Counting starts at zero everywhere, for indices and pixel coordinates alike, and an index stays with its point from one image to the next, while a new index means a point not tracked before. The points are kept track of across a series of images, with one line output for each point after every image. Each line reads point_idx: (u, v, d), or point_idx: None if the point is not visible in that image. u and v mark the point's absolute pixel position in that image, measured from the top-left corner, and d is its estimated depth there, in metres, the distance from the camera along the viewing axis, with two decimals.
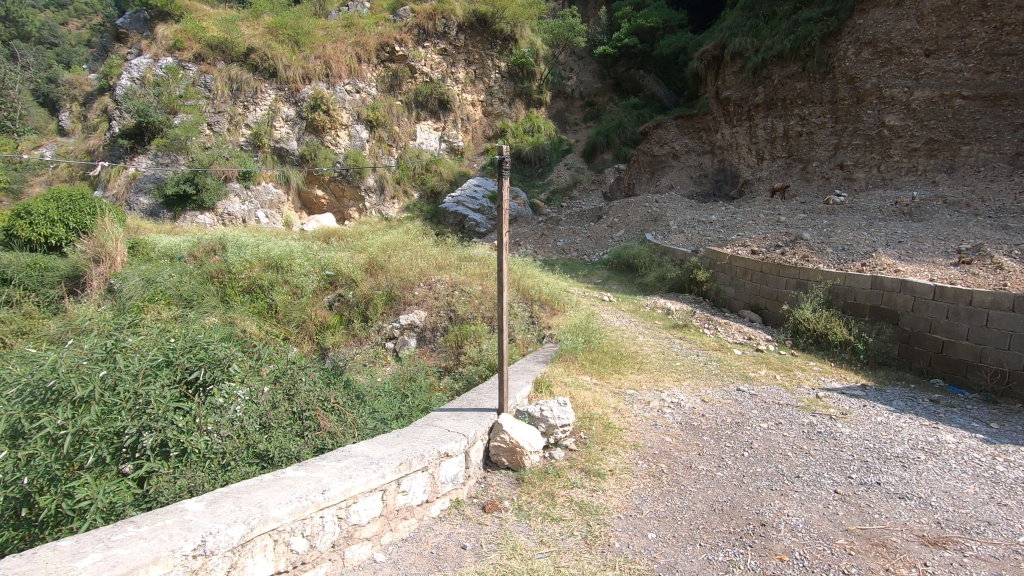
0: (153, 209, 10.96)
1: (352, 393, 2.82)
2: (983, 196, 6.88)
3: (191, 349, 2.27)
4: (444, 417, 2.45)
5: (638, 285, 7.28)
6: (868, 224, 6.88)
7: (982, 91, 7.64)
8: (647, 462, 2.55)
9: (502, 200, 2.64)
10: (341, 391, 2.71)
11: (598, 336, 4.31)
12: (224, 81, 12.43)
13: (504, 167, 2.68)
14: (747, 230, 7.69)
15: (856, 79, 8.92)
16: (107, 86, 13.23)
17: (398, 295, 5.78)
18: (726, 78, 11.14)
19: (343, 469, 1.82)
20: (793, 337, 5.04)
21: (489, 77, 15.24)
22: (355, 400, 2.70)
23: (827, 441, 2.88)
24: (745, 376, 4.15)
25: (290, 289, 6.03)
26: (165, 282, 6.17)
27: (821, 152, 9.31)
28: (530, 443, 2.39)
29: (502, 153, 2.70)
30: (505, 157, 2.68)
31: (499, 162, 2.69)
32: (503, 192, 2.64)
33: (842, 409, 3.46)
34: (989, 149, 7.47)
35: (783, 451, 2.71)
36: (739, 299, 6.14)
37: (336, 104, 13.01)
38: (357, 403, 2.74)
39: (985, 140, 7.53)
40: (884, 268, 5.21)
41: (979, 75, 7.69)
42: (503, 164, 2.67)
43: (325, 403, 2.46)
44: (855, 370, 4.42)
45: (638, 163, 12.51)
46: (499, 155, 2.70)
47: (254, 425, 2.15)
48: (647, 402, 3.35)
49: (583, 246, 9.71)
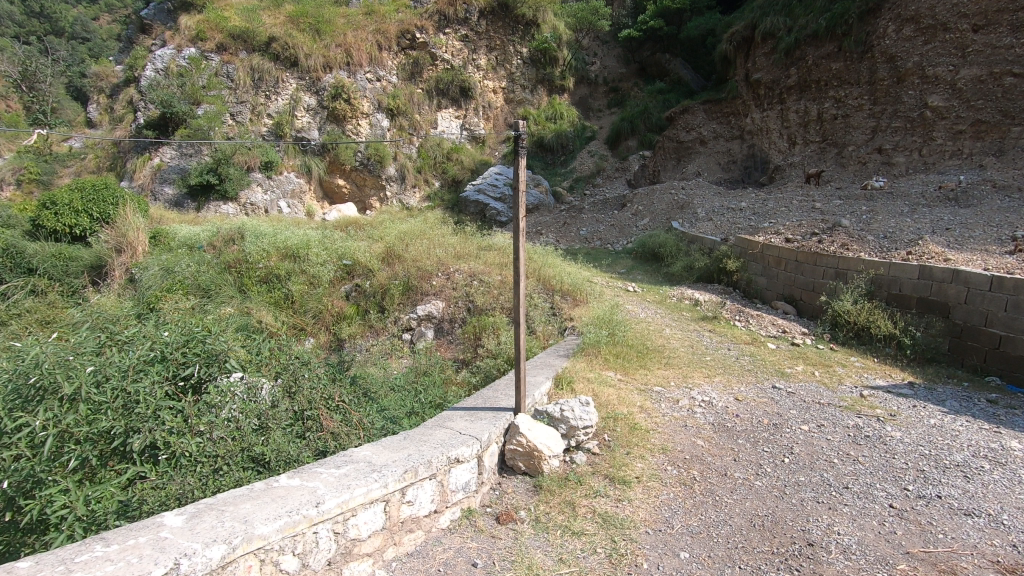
0: (177, 200, 11.04)
1: (361, 391, 2.63)
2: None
3: (188, 343, 2.13)
4: (457, 417, 2.27)
5: (664, 275, 6.98)
6: (911, 210, 6.47)
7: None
8: (678, 469, 2.33)
9: (518, 179, 2.42)
10: (348, 389, 2.53)
11: (623, 329, 4.08)
12: (245, 71, 12.38)
13: (521, 144, 2.46)
14: (780, 217, 7.32)
15: (897, 58, 8.40)
16: (133, 77, 13.33)
17: (415, 285, 5.63)
18: (756, 60, 10.66)
19: (341, 476, 1.66)
20: (832, 331, 4.74)
21: (511, 63, 14.96)
22: (361, 397, 2.51)
23: (877, 447, 2.61)
24: (782, 372, 3.88)
25: (306, 279, 5.94)
26: (184, 272, 6.14)
27: (857, 135, 8.84)
28: (550, 447, 2.21)
29: (519, 128, 2.49)
30: (522, 134, 2.47)
31: (515, 139, 2.48)
32: (520, 171, 2.41)
33: (891, 411, 3.17)
34: None
35: (829, 458, 2.47)
36: (772, 289, 5.83)
37: (357, 92, 12.89)
38: (365, 401, 2.57)
39: None
40: (933, 257, 4.84)
41: None
42: (520, 141, 2.46)
43: (330, 401, 2.26)
44: (901, 367, 4.11)
45: (664, 149, 12.15)
46: (516, 132, 2.48)
47: (250, 426, 1.96)
48: (676, 401, 3.12)
49: (607, 234, 9.43)
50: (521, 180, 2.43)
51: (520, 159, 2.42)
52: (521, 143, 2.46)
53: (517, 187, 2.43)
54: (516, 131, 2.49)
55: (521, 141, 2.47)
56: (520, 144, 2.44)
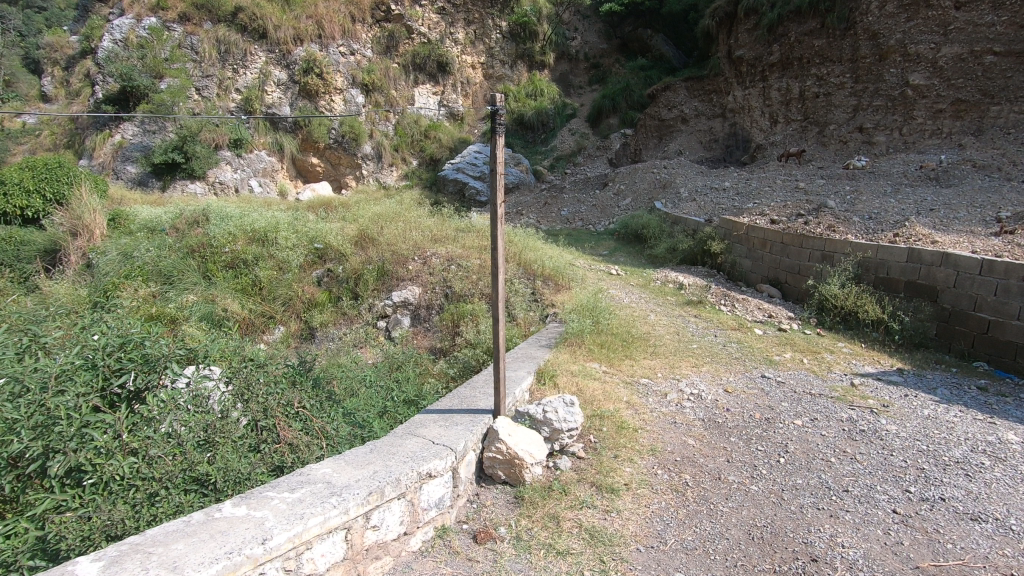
0: (141, 178, 10.54)
1: (325, 393, 2.39)
2: (1015, 159, 6.38)
3: (125, 345, 1.87)
4: (429, 422, 2.08)
5: (647, 257, 6.83)
6: (894, 190, 6.39)
7: (1016, 46, 7.02)
8: (668, 473, 2.17)
9: (495, 159, 2.18)
10: (311, 390, 2.30)
11: (608, 316, 3.90)
12: (211, 43, 11.72)
13: (499, 121, 2.19)
14: (764, 197, 7.20)
15: (879, 36, 8.27)
16: (90, 49, 12.57)
17: (391, 270, 5.39)
18: (739, 36, 10.42)
19: (295, 502, 1.46)
20: (818, 315, 4.64)
21: (490, 38, 14.50)
22: (324, 400, 2.28)
23: (874, 444, 2.49)
24: (770, 360, 3.76)
25: (275, 264, 5.62)
26: (143, 257, 5.77)
27: (839, 114, 8.74)
28: (533, 454, 2.03)
29: (495, 103, 2.22)
30: (499, 108, 2.20)
31: (491, 114, 2.21)
32: (496, 150, 2.17)
33: (883, 401, 3.07)
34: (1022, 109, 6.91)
35: (826, 457, 2.34)
36: (757, 272, 5.72)
37: (330, 66, 12.35)
38: (330, 403, 2.34)
39: (1017, 100, 6.97)
40: (920, 239, 4.75)
41: (1013, 29, 7.05)
42: (497, 116, 2.20)
43: (288, 407, 2.02)
44: (889, 352, 4.02)
45: (645, 128, 11.93)
46: (492, 106, 2.21)
47: (194, 442, 1.73)
48: (664, 394, 2.97)
49: (588, 215, 9.23)
50: (498, 160, 2.18)
51: (496, 139, 2.17)
52: (498, 119, 2.19)
53: (495, 168, 2.19)
54: (492, 106, 2.22)
55: (498, 117, 2.20)
56: (497, 120, 2.18)
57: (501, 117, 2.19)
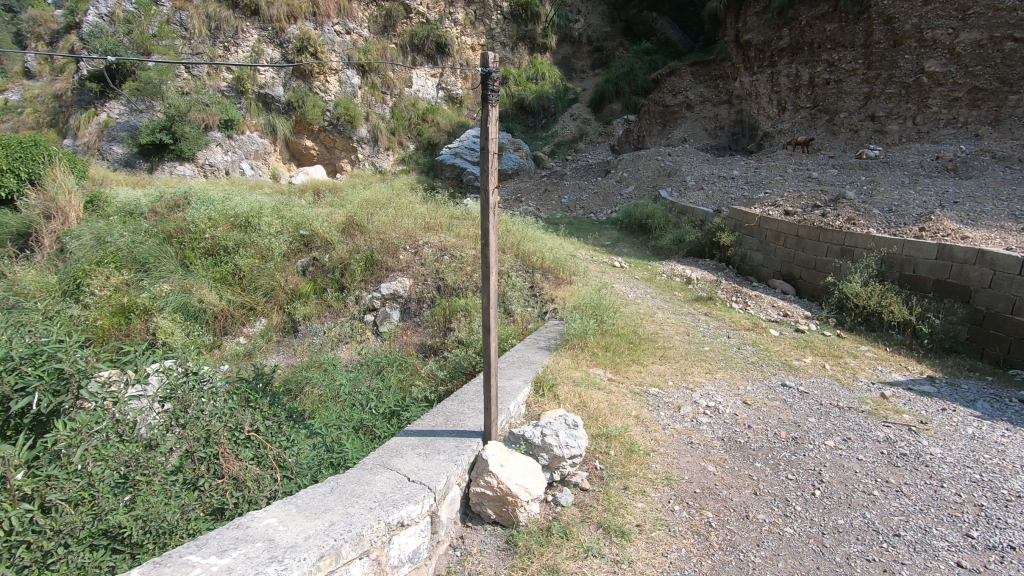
0: (127, 159, 10.13)
1: (286, 412, 2.07)
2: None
3: (35, 357, 1.55)
4: (408, 450, 1.76)
5: (652, 248, 6.49)
6: (912, 181, 6.04)
7: None
8: (688, 510, 1.85)
9: (485, 134, 1.75)
10: (268, 410, 1.96)
11: (613, 315, 3.55)
12: (201, 19, 11.23)
13: (491, 86, 1.74)
14: (775, 187, 6.84)
15: (894, 20, 7.89)
16: (74, 24, 12.04)
17: (379, 260, 5.05)
18: (747, 20, 10.01)
19: (226, 571, 1.14)
20: (838, 315, 4.33)
21: (490, 19, 13.99)
22: (283, 421, 1.96)
23: (919, 472, 2.17)
24: (789, 365, 3.44)
25: (256, 252, 5.25)
26: (117, 242, 5.38)
27: (850, 102, 8.34)
28: (528, 489, 1.72)
29: (487, 63, 1.75)
30: (491, 71, 1.74)
31: (482, 77, 1.75)
32: (487, 124, 1.75)
33: (921, 417, 2.75)
34: None
35: (867, 489, 2.02)
36: (769, 266, 5.40)
37: (325, 46, 11.83)
38: (293, 424, 2.01)
39: None
40: (948, 234, 4.41)
41: None
42: (489, 81, 1.74)
43: (237, 431, 1.70)
44: (917, 358, 3.70)
45: (649, 114, 11.50)
46: (483, 67, 1.75)
47: (110, 480, 1.40)
48: (676, 408, 2.64)
49: (590, 203, 8.85)
50: (489, 136, 1.77)
51: (488, 110, 1.75)
52: (490, 84, 1.74)
53: (485, 146, 1.77)
54: (483, 66, 1.76)
55: (490, 81, 1.75)
56: (489, 87, 1.74)
57: (494, 83, 1.74)
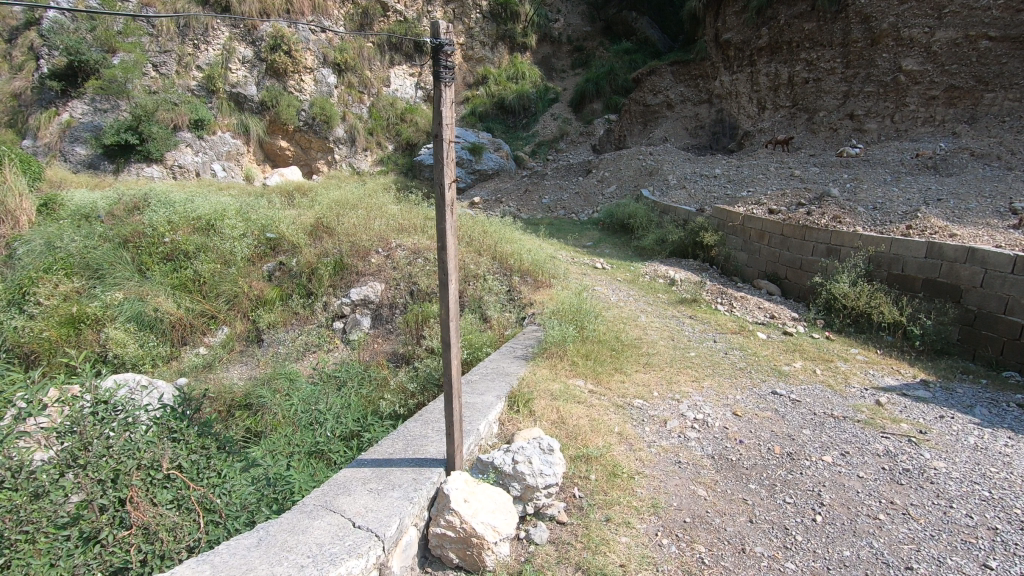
0: (91, 160, 9.66)
1: (219, 442, 1.84)
2: (1014, 147, 5.94)
3: None
4: (357, 485, 1.52)
5: (634, 248, 6.33)
6: (894, 178, 5.95)
7: (1013, 30, 6.55)
8: (677, 545, 1.65)
9: (438, 118, 1.52)
10: (198, 444, 1.73)
11: (594, 319, 3.34)
12: (169, 15, 10.66)
13: (444, 60, 1.52)
14: (758, 185, 6.72)
15: (871, 19, 7.82)
16: (34, 20, 11.52)
17: (349, 264, 4.80)
18: (726, 19, 9.91)
19: None
20: (825, 316, 4.19)
21: (469, 17, 13.77)
22: (215, 455, 1.73)
23: (925, 490, 2.00)
24: (779, 371, 3.26)
25: (219, 257, 4.94)
26: (67, 248, 5.00)
27: (829, 100, 8.27)
28: (496, 528, 1.50)
29: (438, 35, 1.52)
30: (444, 43, 1.51)
31: (433, 51, 1.51)
32: (441, 106, 1.52)
33: (919, 426, 2.59)
34: (1017, 96, 6.47)
35: (872, 513, 1.84)
36: (753, 266, 5.26)
37: (299, 44, 11.49)
38: (227, 458, 1.77)
39: (1012, 86, 6.52)
40: (936, 232, 4.30)
41: (1009, 13, 6.60)
42: (441, 55, 1.52)
43: (152, 470, 1.47)
44: (909, 361, 3.56)
45: (629, 113, 11.37)
46: (434, 39, 1.52)
47: None
48: (663, 422, 2.44)
49: (571, 203, 8.67)
50: (443, 119, 1.54)
51: (442, 90, 1.52)
52: (443, 59, 1.51)
53: (439, 132, 1.53)
54: (434, 38, 1.53)
55: (443, 55, 1.52)
56: (442, 63, 1.51)
57: (447, 58, 1.51)
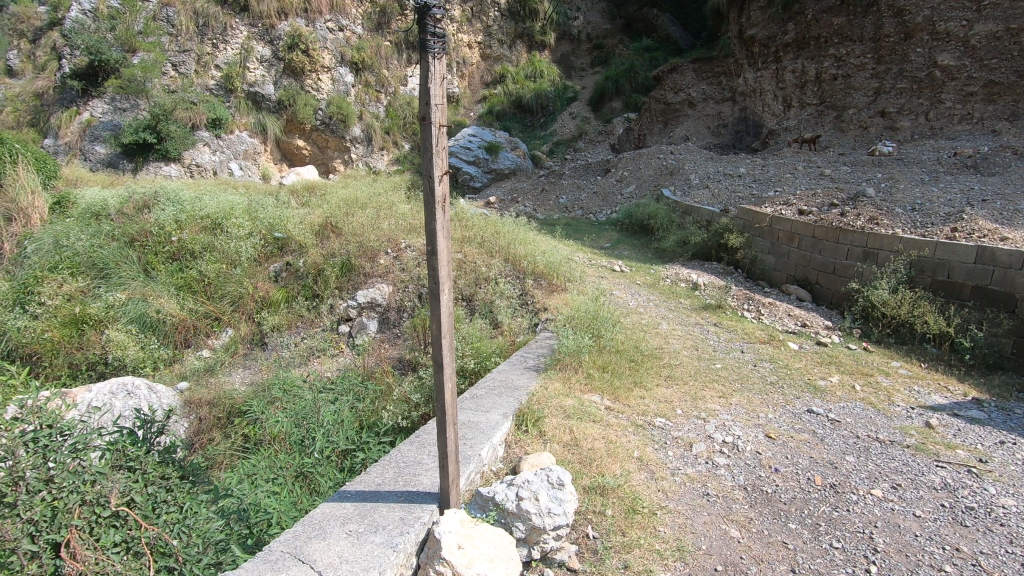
0: (110, 159, 9.60)
1: (179, 471, 1.70)
2: None
3: None
4: (334, 526, 1.34)
5: (654, 250, 6.05)
6: (933, 178, 5.59)
7: None
8: None
9: (426, 97, 1.32)
10: (156, 474, 1.60)
11: (612, 327, 3.09)
12: (188, 15, 10.69)
13: (430, 27, 1.30)
14: (786, 185, 6.38)
15: (905, 12, 7.44)
16: (58, 21, 11.59)
17: (357, 265, 4.61)
18: (751, 14, 9.56)
19: None
20: (862, 325, 3.90)
21: (487, 15, 13.57)
22: (173, 487, 1.60)
23: (995, 534, 1.73)
24: (813, 387, 2.98)
25: (224, 258, 4.78)
26: (75, 247, 4.86)
27: (859, 97, 7.88)
28: None
29: None
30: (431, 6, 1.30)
31: (419, 17, 1.31)
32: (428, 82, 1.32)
33: (978, 453, 2.31)
34: None
35: (936, 564, 1.58)
36: (781, 270, 4.95)
37: (316, 43, 11.42)
38: (186, 489, 1.64)
39: None
40: (986, 235, 3.97)
41: None
42: (428, 20, 1.30)
43: (98, 507, 1.34)
44: (959, 376, 3.25)
45: (650, 111, 11.05)
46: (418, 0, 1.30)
47: None
48: (687, 446, 2.19)
49: (589, 203, 8.43)
50: (431, 98, 1.33)
51: (429, 62, 1.31)
52: (430, 24, 1.30)
53: (426, 113, 1.33)
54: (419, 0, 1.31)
55: (430, 20, 1.31)
56: (428, 30, 1.30)
57: (434, 23, 1.30)
